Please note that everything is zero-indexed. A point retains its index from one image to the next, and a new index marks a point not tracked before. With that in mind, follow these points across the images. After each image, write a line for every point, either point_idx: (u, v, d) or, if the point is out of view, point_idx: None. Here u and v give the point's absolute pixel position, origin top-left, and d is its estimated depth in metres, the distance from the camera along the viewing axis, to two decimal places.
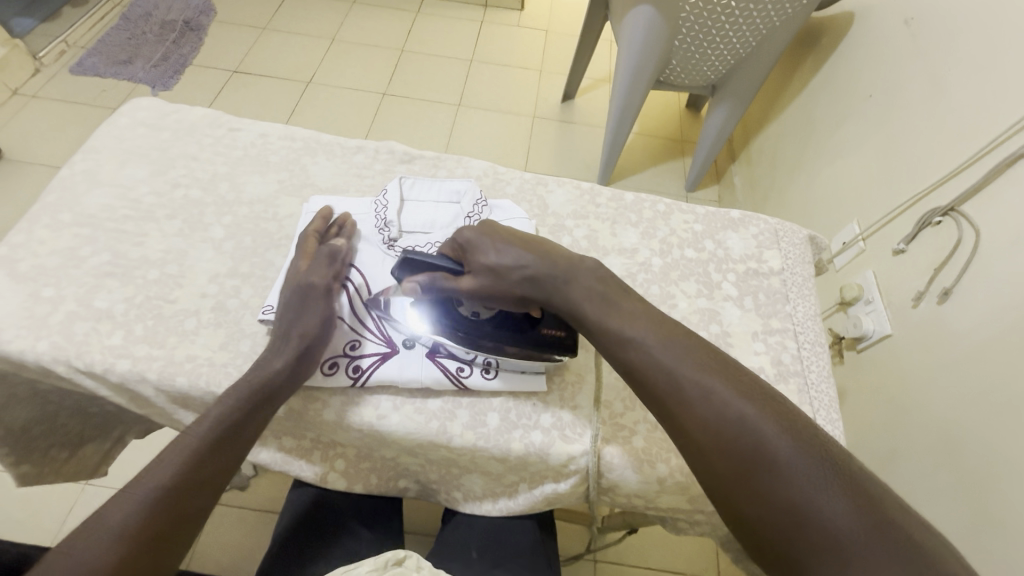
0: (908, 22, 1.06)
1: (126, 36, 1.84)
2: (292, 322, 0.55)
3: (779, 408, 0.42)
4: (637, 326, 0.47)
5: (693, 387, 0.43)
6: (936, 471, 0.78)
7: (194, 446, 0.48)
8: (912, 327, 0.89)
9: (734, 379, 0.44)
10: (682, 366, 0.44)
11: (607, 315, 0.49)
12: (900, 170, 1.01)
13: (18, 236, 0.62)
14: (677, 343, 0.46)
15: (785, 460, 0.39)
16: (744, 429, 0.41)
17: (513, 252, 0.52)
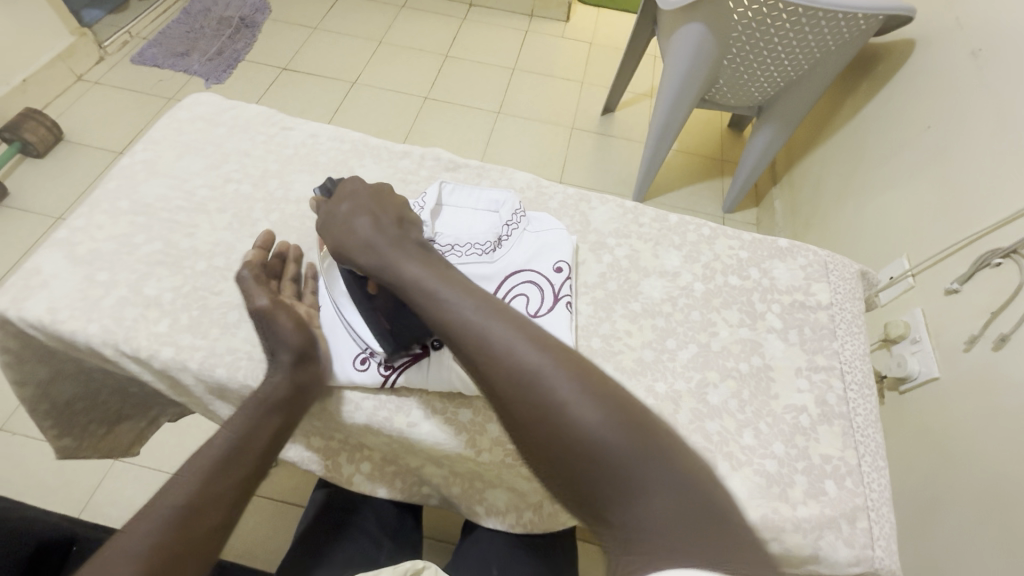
0: (975, 54, 1.01)
1: (185, 30, 1.91)
2: (270, 343, 0.55)
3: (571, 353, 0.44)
4: (449, 283, 0.48)
5: (497, 340, 0.44)
6: (980, 528, 0.73)
7: (207, 463, 0.48)
8: (962, 373, 0.85)
9: (535, 333, 0.45)
10: (494, 326, 0.45)
11: (424, 269, 0.50)
12: (958, 206, 0.97)
13: (79, 220, 0.64)
14: (488, 306, 0.47)
15: (578, 400, 0.41)
16: (539, 379, 0.42)
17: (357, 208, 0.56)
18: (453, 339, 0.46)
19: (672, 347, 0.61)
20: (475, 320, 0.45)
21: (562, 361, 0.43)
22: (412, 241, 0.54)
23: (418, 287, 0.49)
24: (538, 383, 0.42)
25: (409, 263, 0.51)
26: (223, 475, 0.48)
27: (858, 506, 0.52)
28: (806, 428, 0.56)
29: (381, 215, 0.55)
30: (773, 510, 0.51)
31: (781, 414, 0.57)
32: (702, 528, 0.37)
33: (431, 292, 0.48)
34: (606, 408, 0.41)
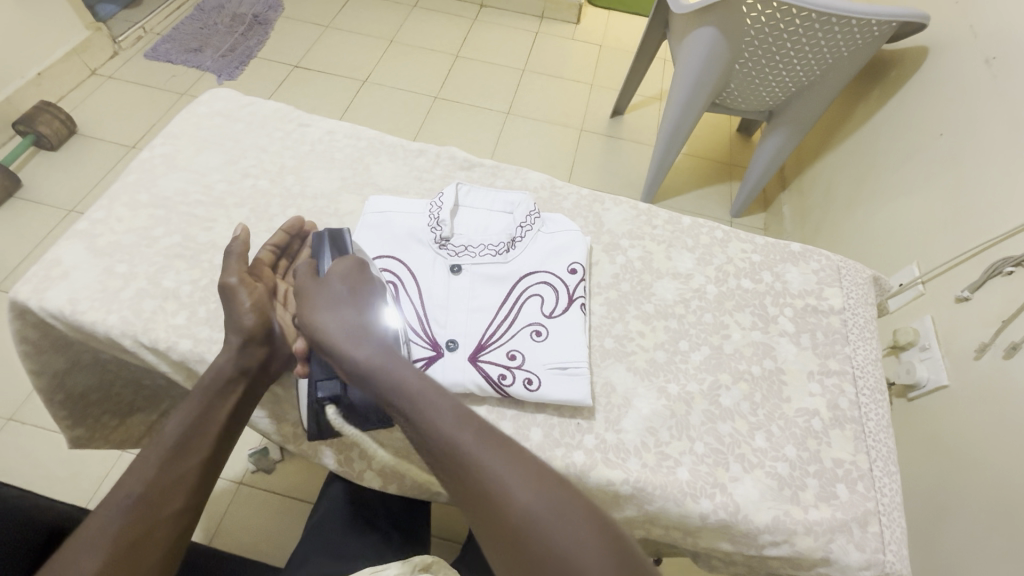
0: (989, 62, 1.01)
1: (199, 26, 1.93)
2: (230, 320, 0.55)
3: (582, 497, 0.41)
4: (438, 397, 0.47)
5: (491, 471, 0.42)
6: (989, 537, 0.73)
7: (162, 452, 0.49)
8: (972, 381, 0.85)
9: (534, 471, 0.42)
10: (491, 461, 0.43)
11: (416, 384, 0.48)
12: (970, 214, 0.97)
13: (99, 212, 0.65)
14: (483, 438, 0.44)
15: (583, 558, 0.37)
16: (530, 522, 0.39)
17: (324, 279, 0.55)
18: (442, 460, 0.44)
19: (685, 348, 0.61)
20: (473, 449, 0.43)
21: (568, 508, 0.40)
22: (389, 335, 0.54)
23: (391, 391, 0.48)
24: (538, 535, 0.39)
25: (359, 350, 0.50)
26: (182, 462, 0.49)
27: (868, 510, 0.52)
28: (818, 432, 0.57)
29: (343, 293, 0.54)
30: (784, 512, 0.51)
31: (793, 417, 0.57)
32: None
33: (419, 408, 0.46)
34: (617, 574, 0.36)
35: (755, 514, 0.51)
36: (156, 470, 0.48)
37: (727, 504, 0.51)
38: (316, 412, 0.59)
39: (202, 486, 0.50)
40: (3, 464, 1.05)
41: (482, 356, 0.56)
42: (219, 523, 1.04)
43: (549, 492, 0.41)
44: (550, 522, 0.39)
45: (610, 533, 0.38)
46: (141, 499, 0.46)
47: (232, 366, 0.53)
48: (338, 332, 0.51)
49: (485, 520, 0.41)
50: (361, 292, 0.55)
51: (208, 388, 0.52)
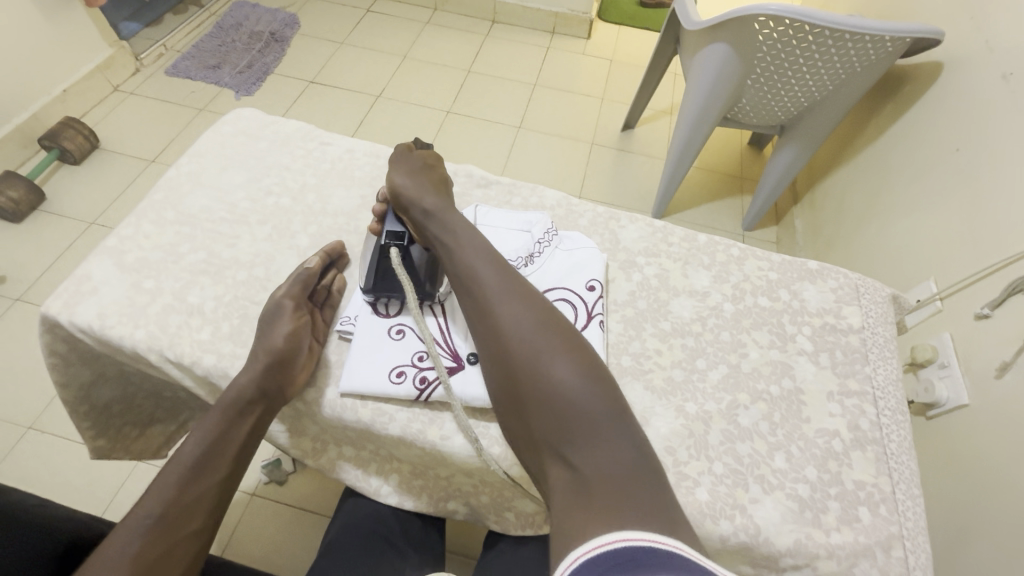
0: (1006, 78, 1.01)
1: (218, 43, 1.98)
2: (262, 340, 0.56)
3: (572, 334, 0.53)
4: (475, 247, 0.58)
5: (501, 301, 0.53)
6: (1014, 562, 0.71)
7: (183, 470, 0.50)
8: (994, 400, 0.83)
9: (543, 310, 0.53)
10: (507, 298, 0.53)
11: (465, 234, 0.59)
12: (988, 230, 0.96)
13: (127, 229, 0.67)
14: (506, 279, 0.55)
15: (565, 369, 0.49)
16: (530, 342, 0.51)
17: (406, 155, 0.67)
18: (466, 288, 0.55)
19: (702, 367, 0.61)
20: (490, 283, 0.55)
21: (551, 328, 0.52)
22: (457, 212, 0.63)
23: (442, 236, 0.59)
24: (536, 354, 0.50)
25: (430, 201, 0.61)
26: (201, 481, 0.50)
27: (891, 535, 0.51)
28: (839, 453, 0.56)
29: (421, 166, 0.66)
30: (806, 535, 0.50)
31: (813, 437, 0.57)
32: (639, 482, 0.44)
33: (456, 248, 0.58)
34: (580, 371, 0.50)
35: (776, 537, 0.50)
36: (176, 487, 0.49)
37: (747, 526, 0.51)
38: (334, 427, 0.59)
39: (217, 508, 0.50)
40: (23, 473, 1.06)
41: None
42: (232, 533, 1.04)
43: (541, 316, 0.53)
44: (537, 336, 0.51)
45: (579, 348, 0.52)
46: (161, 516, 0.47)
47: (253, 387, 0.53)
48: (415, 188, 0.62)
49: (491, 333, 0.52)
50: (435, 169, 0.68)
51: (230, 408, 0.53)
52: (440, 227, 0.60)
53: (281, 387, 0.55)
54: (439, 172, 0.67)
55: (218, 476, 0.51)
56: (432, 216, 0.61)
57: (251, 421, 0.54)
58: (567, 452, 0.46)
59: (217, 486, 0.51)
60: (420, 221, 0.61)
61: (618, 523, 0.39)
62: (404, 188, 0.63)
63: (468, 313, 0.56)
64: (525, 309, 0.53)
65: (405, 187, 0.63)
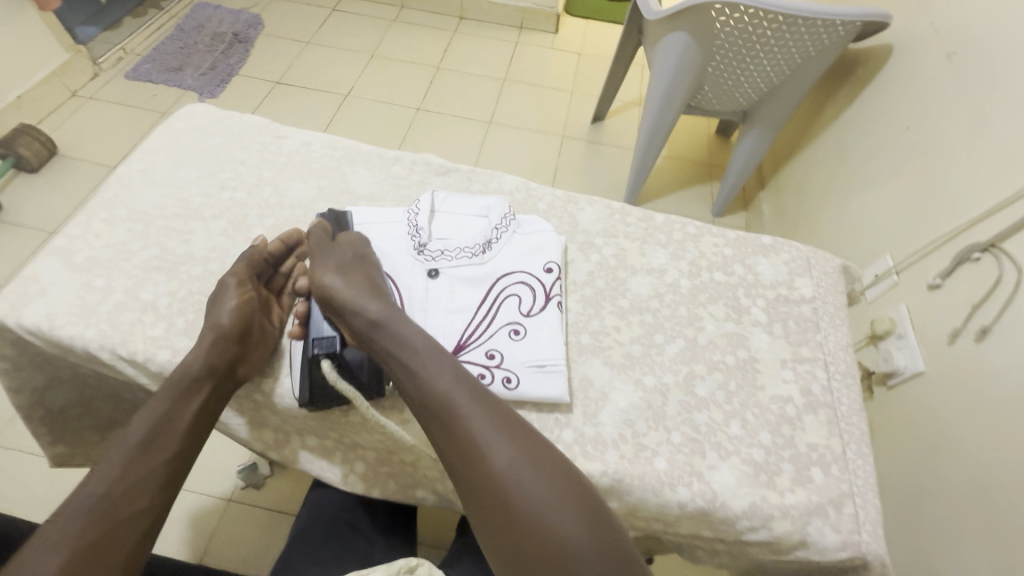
0: (950, 57, 1.05)
1: (179, 45, 1.93)
2: (210, 319, 0.56)
3: (554, 457, 0.48)
4: (441, 360, 0.52)
5: (473, 427, 0.48)
6: (969, 516, 0.75)
7: (129, 453, 0.48)
8: (947, 366, 0.87)
9: (519, 432, 0.48)
10: (480, 426, 0.48)
11: (422, 342, 0.53)
12: (939, 203, 0.99)
13: (76, 228, 0.66)
14: (478, 399, 0.50)
15: (553, 505, 0.45)
16: (510, 477, 0.46)
17: (327, 249, 0.61)
18: (434, 412, 0.49)
19: (660, 341, 0.63)
20: (468, 410, 0.49)
21: (542, 463, 0.47)
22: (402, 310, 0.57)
23: (397, 349, 0.52)
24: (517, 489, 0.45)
25: (373, 304, 0.54)
26: (148, 464, 0.49)
27: (842, 492, 0.53)
28: (792, 417, 0.58)
29: (352, 257, 0.60)
30: (761, 497, 0.52)
31: (768, 404, 0.59)
32: None
33: (416, 367, 0.51)
34: (579, 511, 0.45)
35: (732, 500, 0.52)
36: (120, 471, 0.47)
37: (704, 491, 0.52)
38: (295, 418, 0.59)
39: (165, 488, 0.49)
40: None
41: (461, 355, 0.57)
42: (207, 538, 1.03)
43: (527, 451, 0.47)
44: (519, 468, 0.46)
45: (574, 485, 0.46)
46: (105, 500, 0.46)
47: (201, 365, 0.53)
48: (350, 287, 0.56)
49: (470, 468, 0.47)
50: (366, 258, 0.61)
51: (177, 388, 0.52)
52: (389, 339, 0.53)
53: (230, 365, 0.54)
54: (370, 264, 0.60)
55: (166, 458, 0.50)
56: (378, 327, 0.53)
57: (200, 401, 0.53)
58: None
59: (166, 468, 0.50)
60: (365, 331, 0.54)
61: None
62: (333, 290, 0.56)
63: (441, 446, 0.49)
64: (510, 444, 0.47)
65: (333, 288, 0.56)
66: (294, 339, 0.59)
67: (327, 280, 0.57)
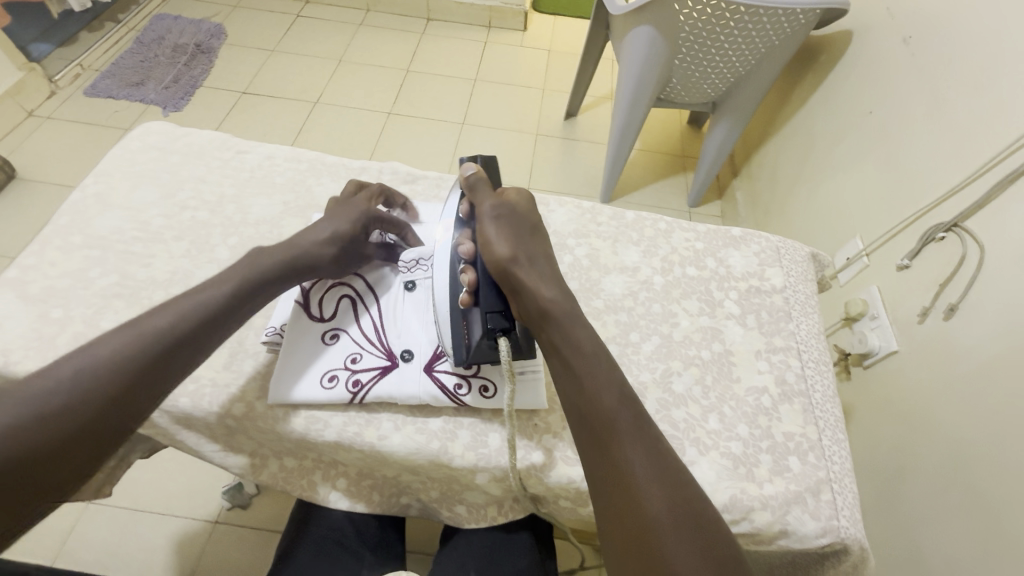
0: (906, 41, 1.07)
1: (139, 59, 1.88)
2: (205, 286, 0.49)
3: (709, 515, 0.40)
4: (608, 374, 0.46)
5: (627, 452, 0.42)
6: (946, 492, 0.76)
7: (46, 404, 0.38)
8: (919, 344, 0.89)
9: (675, 472, 0.41)
10: (634, 451, 0.42)
11: (596, 349, 0.48)
12: (904, 185, 1.01)
13: (30, 258, 0.63)
14: (639, 422, 0.44)
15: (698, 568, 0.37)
16: (658, 521, 0.39)
17: (505, 214, 0.55)
18: (589, 422, 0.44)
19: (636, 340, 0.63)
20: (625, 430, 0.43)
21: (696, 517, 0.39)
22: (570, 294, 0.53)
23: (563, 348, 0.48)
24: (663, 534, 0.38)
25: (549, 291, 0.51)
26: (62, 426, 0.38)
27: (820, 479, 0.54)
28: (768, 408, 0.58)
29: (527, 232, 0.55)
30: (740, 490, 0.52)
31: (744, 396, 0.59)
32: None
33: (578, 372, 0.47)
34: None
35: (712, 494, 0.52)
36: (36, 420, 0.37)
37: None
38: (270, 440, 0.57)
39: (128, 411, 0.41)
40: None
41: (438, 366, 0.56)
42: (194, 565, 1.00)
43: (681, 495, 0.40)
44: (670, 511, 0.39)
45: (728, 557, 0.38)
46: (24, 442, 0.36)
47: (186, 328, 0.45)
48: (532, 270, 0.52)
49: (615, 492, 0.41)
50: (537, 233, 0.56)
51: (141, 346, 0.42)
52: (561, 333, 0.49)
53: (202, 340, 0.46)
54: (547, 239, 0.56)
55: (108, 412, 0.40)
56: (552, 318, 0.49)
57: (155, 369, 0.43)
58: None
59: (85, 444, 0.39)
60: (534, 317, 0.50)
61: None
62: (519, 264, 0.52)
63: (587, 460, 0.44)
64: (664, 483, 0.40)
65: (521, 263, 0.51)
66: (466, 306, 0.53)
67: (514, 253, 0.51)
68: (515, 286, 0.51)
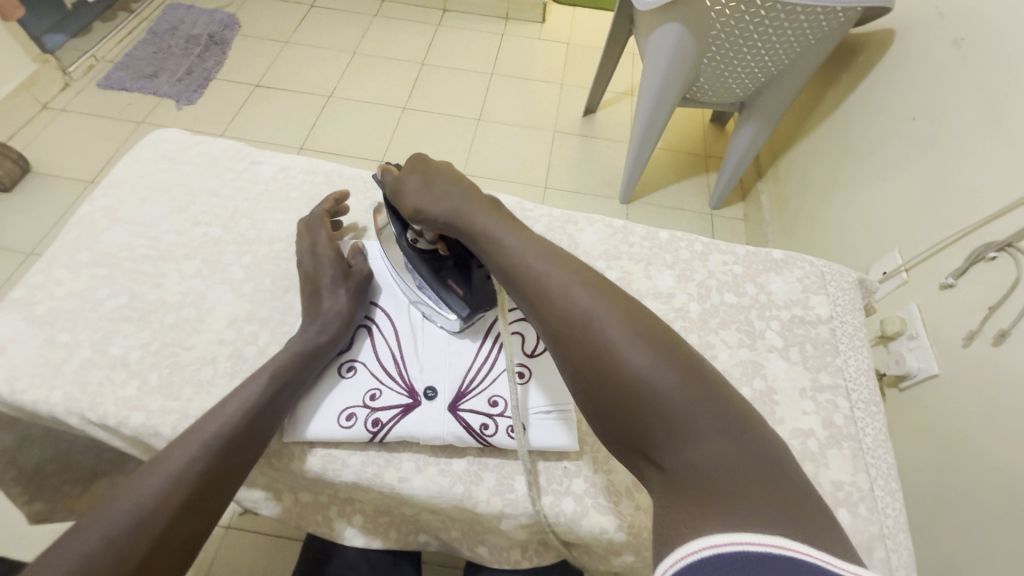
0: (957, 43, 1.00)
1: (152, 50, 1.84)
2: (241, 384, 0.49)
3: (632, 307, 0.42)
4: (517, 238, 0.49)
5: (547, 284, 0.45)
6: (988, 526, 0.72)
7: (107, 528, 0.39)
8: (963, 370, 0.84)
9: (597, 284, 0.44)
10: (555, 279, 0.45)
11: (495, 223, 0.51)
12: (951, 197, 0.95)
13: (37, 277, 0.60)
14: (556, 260, 0.47)
15: (633, 351, 0.39)
16: (587, 324, 0.41)
17: (402, 176, 0.58)
18: (513, 276, 0.47)
19: None
20: (542, 270, 0.46)
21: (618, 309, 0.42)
22: (485, 198, 0.55)
23: (471, 240, 0.52)
24: (594, 332, 0.41)
25: (443, 204, 0.54)
26: (126, 549, 0.38)
27: (874, 535, 0.50)
28: (815, 453, 0.54)
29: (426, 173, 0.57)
30: None
31: (788, 439, 0.55)
32: (750, 471, 0.34)
33: (495, 245, 0.49)
34: (676, 365, 0.39)
35: None
36: (106, 538, 0.38)
37: None
38: (285, 477, 0.55)
39: (191, 515, 0.41)
40: None
41: (463, 404, 0.53)
42: (208, 567, 0.99)
43: (604, 297, 0.43)
44: (595, 311, 0.42)
45: (658, 333, 0.41)
46: (100, 560, 0.37)
47: (239, 424, 0.46)
48: (431, 199, 0.54)
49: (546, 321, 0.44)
50: (439, 168, 0.58)
51: (190, 450, 0.43)
52: (464, 234, 0.52)
53: (256, 433, 0.47)
54: (454, 169, 0.58)
55: (176, 521, 0.40)
56: (452, 221, 0.53)
57: (213, 470, 0.43)
58: (654, 448, 0.37)
59: (160, 558, 0.39)
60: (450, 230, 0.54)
61: (719, 514, 0.31)
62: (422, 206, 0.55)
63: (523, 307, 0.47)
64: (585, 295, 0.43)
65: (421, 204, 0.55)
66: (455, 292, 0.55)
67: (413, 206, 0.55)
68: (431, 224, 0.55)
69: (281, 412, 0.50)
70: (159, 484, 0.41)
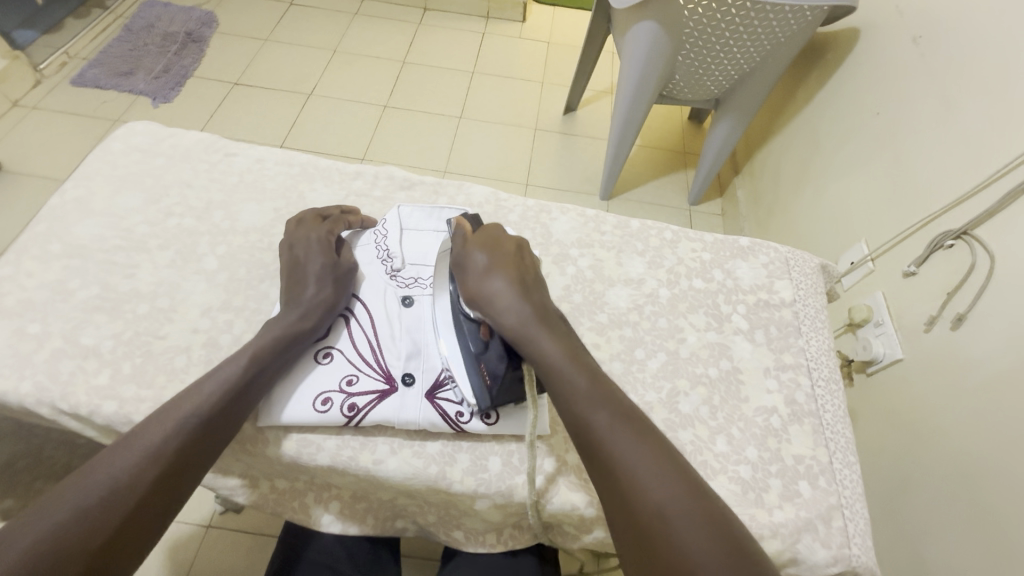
0: (916, 41, 1.04)
1: (128, 47, 1.82)
2: (217, 367, 0.50)
3: (702, 494, 0.41)
4: (591, 383, 0.47)
5: (619, 445, 0.43)
6: (948, 502, 0.75)
7: (77, 503, 0.39)
8: (924, 353, 0.87)
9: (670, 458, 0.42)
10: (628, 443, 0.43)
11: (567, 358, 0.48)
12: (912, 189, 0.98)
13: (6, 268, 0.60)
14: (632, 421, 0.45)
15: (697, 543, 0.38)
16: (655, 502, 0.40)
17: (467, 249, 0.56)
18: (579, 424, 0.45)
19: (641, 356, 0.60)
20: (616, 429, 0.44)
21: (689, 492, 0.40)
22: (555, 324, 0.53)
23: (537, 362, 0.49)
24: (659, 510, 0.39)
25: (514, 315, 0.51)
26: (96, 524, 0.38)
27: (833, 506, 0.52)
28: (778, 429, 0.57)
29: (505, 272, 0.54)
30: (750, 517, 0.50)
31: (752, 416, 0.57)
32: None
33: (565, 380, 0.47)
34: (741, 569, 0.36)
35: None
36: (76, 512, 0.38)
37: None
38: (261, 463, 0.55)
39: (162, 493, 0.42)
40: None
41: (439, 392, 0.54)
42: (188, 567, 0.98)
43: (676, 473, 0.41)
44: (665, 487, 0.40)
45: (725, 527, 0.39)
46: (68, 533, 0.37)
47: (213, 404, 0.47)
48: (503, 297, 0.52)
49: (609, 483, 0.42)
50: (521, 273, 0.55)
51: (162, 430, 0.44)
52: (530, 350, 0.49)
53: (230, 415, 0.47)
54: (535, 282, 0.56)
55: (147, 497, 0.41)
56: (520, 336, 0.50)
57: (186, 449, 0.44)
58: None
59: (130, 534, 0.39)
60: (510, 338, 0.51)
61: None
62: (488, 299, 0.52)
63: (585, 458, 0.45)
64: (657, 466, 0.41)
65: (488, 297, 0.52)
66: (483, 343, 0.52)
67: (478, 292, 0.53)
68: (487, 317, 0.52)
69: (256, 396, 0.50)
70: (131, 462, 0.41)
